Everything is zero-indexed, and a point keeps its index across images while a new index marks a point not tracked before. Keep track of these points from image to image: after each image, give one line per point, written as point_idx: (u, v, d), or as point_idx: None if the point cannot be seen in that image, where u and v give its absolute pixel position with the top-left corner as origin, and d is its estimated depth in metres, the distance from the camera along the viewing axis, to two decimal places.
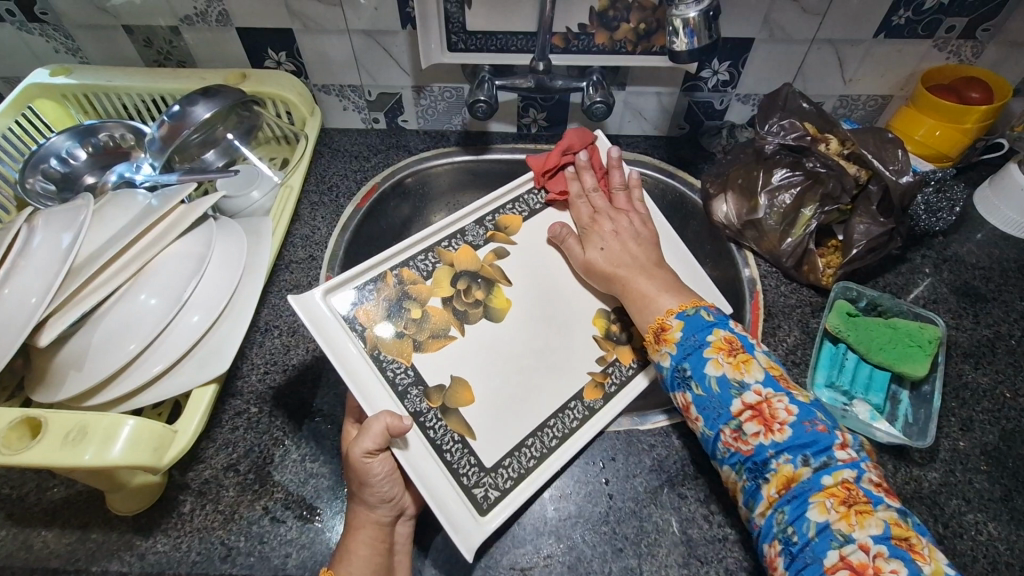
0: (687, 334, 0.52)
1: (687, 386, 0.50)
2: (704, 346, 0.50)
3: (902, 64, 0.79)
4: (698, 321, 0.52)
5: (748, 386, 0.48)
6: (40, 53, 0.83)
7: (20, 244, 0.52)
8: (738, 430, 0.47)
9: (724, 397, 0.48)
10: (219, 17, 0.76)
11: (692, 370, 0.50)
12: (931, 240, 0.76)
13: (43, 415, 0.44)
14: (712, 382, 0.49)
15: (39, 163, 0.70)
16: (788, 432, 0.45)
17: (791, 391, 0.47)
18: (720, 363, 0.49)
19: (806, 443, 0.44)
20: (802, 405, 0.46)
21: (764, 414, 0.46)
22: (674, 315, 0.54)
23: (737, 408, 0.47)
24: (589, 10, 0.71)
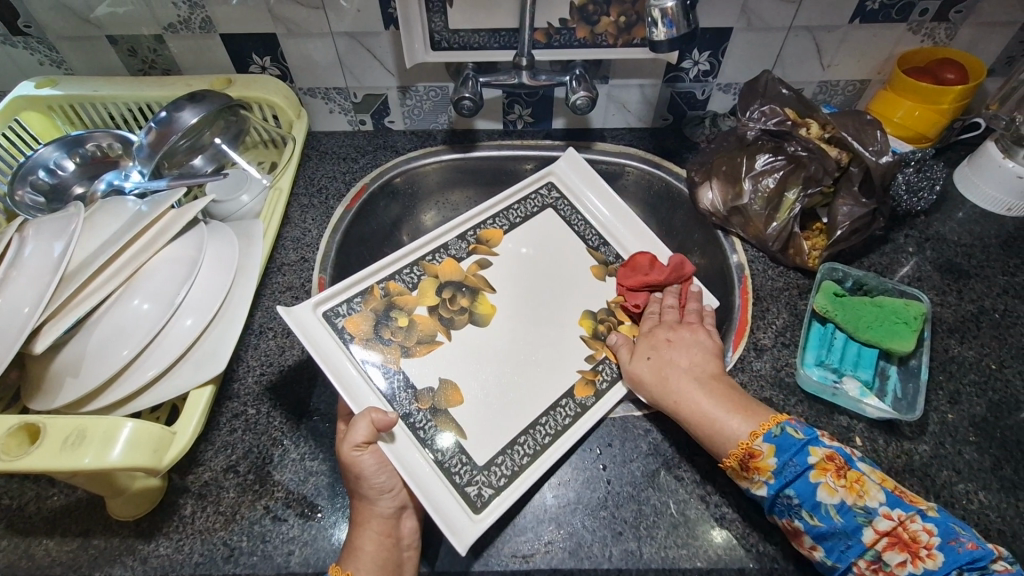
0: (783, 459, 0.50)
1: (796, 514, 0.48)
2: (807, 470, 0.49)
3: (878, 49, 0.80)
4: (789, 437, 0.50)
5: (875, 511, 0.47)
6: (23, 65, 0.83)
7: (11, 253, 0.52)
8: (875, 561, 0.46)
9: (849, 526, 0.47)
10: (203, 24, 0.76)
11: (799, 498, 0.48)
12: (913, 220, 0.77)
13: (42, 421, 0.45)
14: (832, 512, 0.47)
15: (27, 175, 0.70)
16: (938, 556, 0.45)
17: (919, 508, 0.47)
18: (832, 487, 0.48)
19: (960, 565, 0.44)
20: (938, 521, 0.46)
21: (905, 539, 0.46)
22: (760, 438, 0.51)
23: (869, 538, 0.46)
24: (570, 5, 0.72)
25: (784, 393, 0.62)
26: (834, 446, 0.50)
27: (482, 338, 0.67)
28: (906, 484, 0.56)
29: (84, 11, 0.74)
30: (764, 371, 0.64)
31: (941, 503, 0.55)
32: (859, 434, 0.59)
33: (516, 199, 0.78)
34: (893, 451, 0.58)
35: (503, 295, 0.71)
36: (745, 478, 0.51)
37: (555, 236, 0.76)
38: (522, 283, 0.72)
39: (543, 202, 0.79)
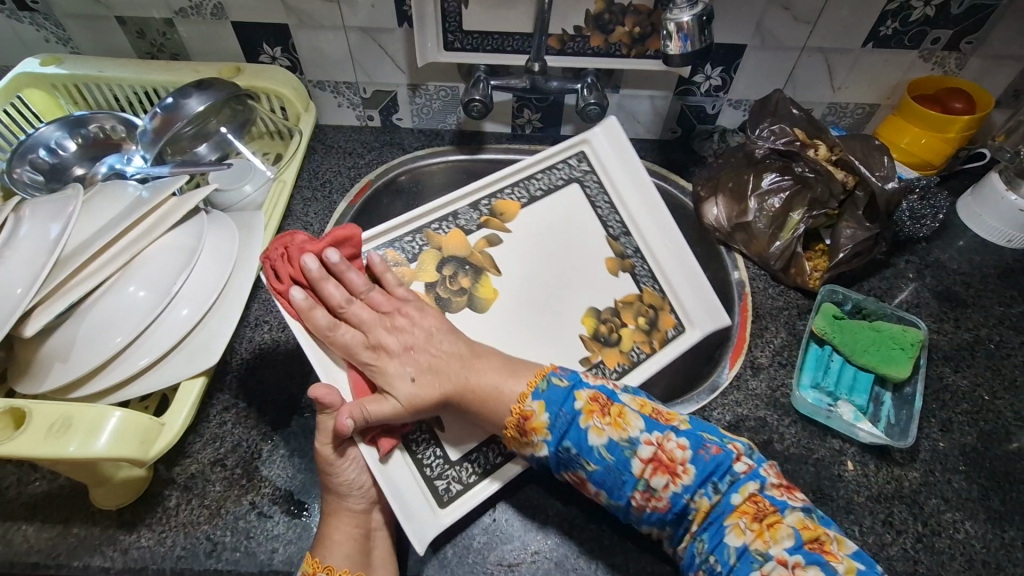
0: (553, 412, 0.51)
1: (579, 464, 0.50)
2: (577, 417, 0.50)
3: (889, 74, 0.80)
4: (557, 387, 0.52)
5: (637, 441, 0.48)
6: (30, 41, 0.82)
7: (6, 234, 0.51)
8: (645, 489, 0.48)
9: (619, 461, 0.48)
10: (215, 10, 0.75)
11: (575, 447, 0.49)
12: (915, 246, 0.77)
13: (27, 406, 0.44)
14: (602, 451, 0.49)
15: (27, 153, 0.70)
16: (691, 469, 0.47)
17: (673, 426, 0.49)
18: (599, 427, 0.49)
19: (711, 472, 0.47)
20: (688, 434, 0.49)
21: (664, 462, 0.48)
22: (529, 398, 0.52)
23: (637, 468, 0.48)
24: (585, 13, 0.72)
25: (778, 413, 0.62)
26: (608, 386, 0.53)
27: (475, 325, 0.64)
28: (894, 510, 0.56)
29: None
30: (759, 390, 0.63)
31: (929, 531, 0.55)
32: (851, 458, 0.59)
33: (542, 167, 0.73)
34: (883, 476, 0.58)
35: (510, 275, 0.68)
36: (521, 442, 0.52)
37: (579, 214, 0.72)
38: (531, 265, 0.69)
39: (571, 174, 0.74)
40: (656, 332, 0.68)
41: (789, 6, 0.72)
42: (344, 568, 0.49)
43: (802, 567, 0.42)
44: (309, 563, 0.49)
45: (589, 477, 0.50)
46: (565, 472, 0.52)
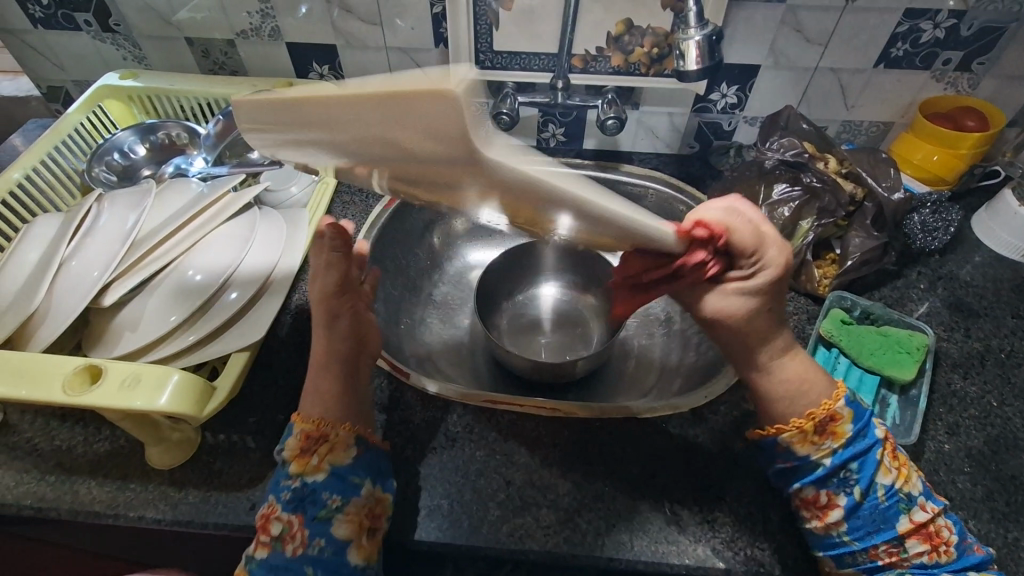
0: (858, 428, 0.52)
1: (848, 487, 0.51)
2: (874, 447, 0.51)
3: (901, 94, 0.83)
4: (858, 411, 0.53)
5: (915, 499, 0.50)
6: (109, 60, 0.93)
7: (89, 222, 0.59)
8: (896, 545, 0.49)
9: (891, 507, 0.50)
10: (272, 32, 0.85)
11: (859, 474, 0.51)
12: (927, 258, 0.79)
13: (106, 364, 0.50)
14: (881, 488, 0.50)
15: (104, 155, 0.79)
16: (953, 553, 0.49)
17: (943, 504, 0.51)
18: (887, 468, 0.51)
19: (967, 564, 0.49)
20: (957, 523, 0.51)
21: (933, 533, 0.49)
22: (841, 402, 0.53)
23: (903, 527, 0.49)
24: (607, 35, 0.78)
25: None
26: (846, 400, 0.53)
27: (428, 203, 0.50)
28: None
29: (167, 14, 0.85)
30: None
31: None
32: None
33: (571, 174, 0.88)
34: None
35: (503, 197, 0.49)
36: (811, 443, 0.52)
37: None
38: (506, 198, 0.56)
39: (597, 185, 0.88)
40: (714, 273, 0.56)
41: (800, 29, 0.77)
42: (346, 423, 0.54)
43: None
44: (308, 422, 0.54)
45: (846, 507, 0.50)
46: (807, 490, 0.52)
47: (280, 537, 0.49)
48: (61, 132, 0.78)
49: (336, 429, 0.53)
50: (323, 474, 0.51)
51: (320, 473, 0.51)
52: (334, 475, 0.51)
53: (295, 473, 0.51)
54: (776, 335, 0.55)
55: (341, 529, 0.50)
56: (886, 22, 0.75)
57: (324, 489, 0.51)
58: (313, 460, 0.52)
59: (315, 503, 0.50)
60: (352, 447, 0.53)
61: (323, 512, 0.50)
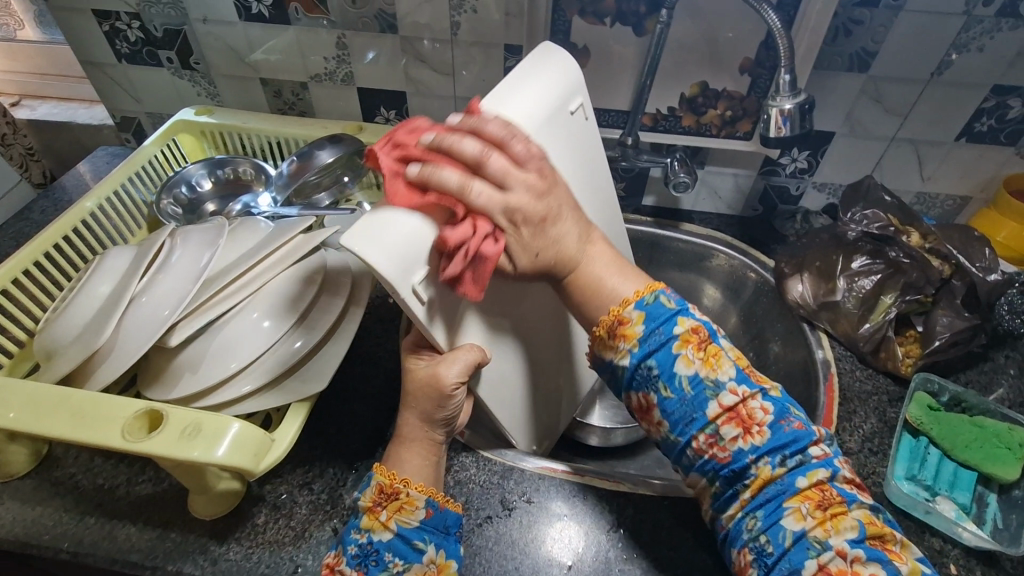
0: (651, 327, 0.49)
1: (654, 387, 0.49)
2: (672, 340, 0.48)
3: (982, 168, 0.81)
4: (656, 312, 0.50)
5: (723, 386, 0.47)
6: (184, 95, 0.96)
7: (162, 256, 0.59)
8: (713, 435, 0.47)
9: (697, 398, 0.47)
10: (345, 77, 0.88)
11: (659, 369, 0.48)
12: (1016, 342, 0.74)
13: (165, 409, 0.48)
14: (683, 382, 0.48)
15: (172, 188, 0.80)
16: (767, 434, 0.46)
17: (762, 388, 0.48)
18: (690, 359, 0.48)
19: (786, 443, 0.46)
20: (776, 403, 0.48)
21: (742, 416, 0.47)
22: (632, 306, 0.50)
23: (713, 412, 0.47)
24: (680, 95, 0.78)
25: None
26: (637, 305, 0.50)
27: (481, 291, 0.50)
28: None
29: (248, 55, 0.88)
30: None
31: None
32: (954, 562, 0.55)
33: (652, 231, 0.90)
34: None
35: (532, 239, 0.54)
36: (610, 347, 0.51)
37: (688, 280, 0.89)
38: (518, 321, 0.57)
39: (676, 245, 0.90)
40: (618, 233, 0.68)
41: (880, 98, 0.76)
42: (419, 482, 0.52)
43: (863, 563, 0.41)
44: (385, 474, 0.51)
45: (658, 405, 0.49)
46: (632, 395, 0.51)
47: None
48: (136, 163, 0.80)
49: (406, 485, 0.51)
50: (390, 534, 0.49)
51: (387, 532, 0.49)
52: (401, 536, 0.49)
53: (364, 527, 0.49)
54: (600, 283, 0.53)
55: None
56: (970, 97, 0.73)
57: (388, 549, 0.48)
58: (381, 516, 0.49)
59: (377, 564, 0.48)
60: (422, 509, 0.51)
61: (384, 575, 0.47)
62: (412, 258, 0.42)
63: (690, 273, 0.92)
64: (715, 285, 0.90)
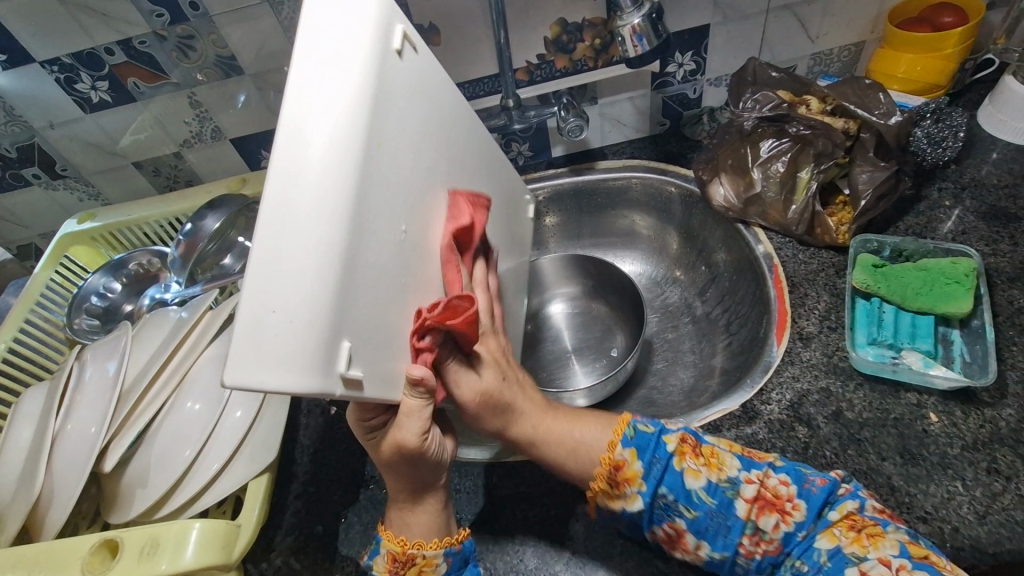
0: (648, 459, 0.51)
1: (678, 512, 0.50)
2: (669, 461, 0.51)
3: (865, 10, 0.78)
4: (643, 435, 0.52)
5: (737, 480, 0.49)
6: (67, 204, 0.92)
7: (73, 383, 0.56)
8: (752, 530, 0.48)
9: (721, 504, 0.49)
10: (213, 133, 0.84)
11: (674, 494, 0.50)
12: (945, 171, 0.73)
13: (120, 535, 0.47)
14: (701, 494, 0.49)
15: (82, 303, 0.77)
16: (801, 505, 0.48)
17: (768, 462, 0.50)
18: (696, 470, 0.50)
19: (818, 508, 0.47)
20: (788, 468, 0.50)
21: (769, 497, 0.48)
22: (620, 445, 0.52)
23: (743, 510, 0.49)
24: (544, 40, 0.75)
25: (841, 380, 0.59)
26: (625, 442, 0.52)
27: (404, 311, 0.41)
28: (998, 456, 0.52)
29: (109, 145, 0.84)
30: (815, 360, 0.61)
31: None
32: (933, 410, 0.55)
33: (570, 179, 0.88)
34: (975, 422, 0.54)
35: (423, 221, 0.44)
36: (618, 498, 0.51)
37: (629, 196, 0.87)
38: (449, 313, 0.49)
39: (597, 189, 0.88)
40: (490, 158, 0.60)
41: None
42: (431, 539, 0.51)
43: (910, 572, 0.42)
44: (395, 541, 0.51)
45: (688, 528, 0.49)
46: (657, 530, 0.51)
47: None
48: (34, 293, 0.76)
49: (421, 555, 0.50)
50: None
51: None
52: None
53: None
54: (523, 406, 0.52)
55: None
56: None
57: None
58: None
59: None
60: (443, 561, 0.51)
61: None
62: (316, 352, 0.32)
63: (621, 209, 0.90)
64: (647, 213, 0.89)
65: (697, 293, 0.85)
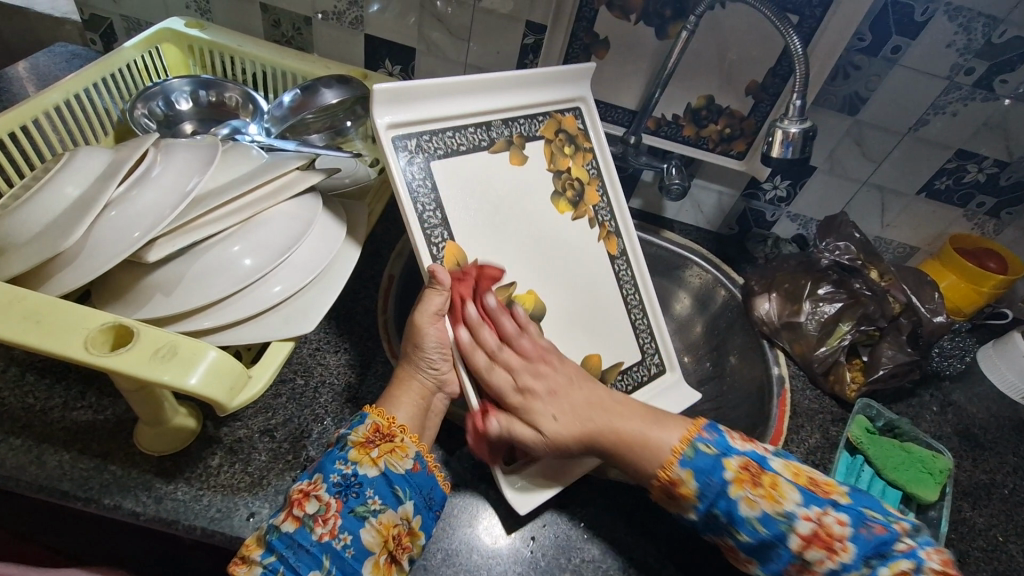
0: (702, 481, 0.50)
1: (730, 533, 0.50)
2: (726, 487, 0.49)
3: (933, 223, 0.89)
4: (715, 447, 0.52)
5: (795, 515, 0.48)
6: (170, 4, 0.88)
7: (142, 168, 0.54)
8: (799, 561, 0.47)
9: (774, 535, 0.48)
10: (354, 20, 0.84)
11: (726, 517, 0.49)
12: (939, 382, 0.82)
13: (138, 326, 0.44)
14: (755, 523, 0.48)
15: (149, 99, 0.74)
16: (850, 548, 0.46)
17: (832, 500, 0.49)
18: (752, 498, 0.49)
19: (872, 554, 0.46)
20: (848, 511, 0.48)
21: (823, 537, 0.47)
22: (678, 462, 0.51)
23: (794, 544, 0.47)
24: (686, 105, 0.81)
25: None
26: (692, 448, 0.52)
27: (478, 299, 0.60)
28: None
29: None
30: None
31: None
32: None
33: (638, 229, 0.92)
34: None
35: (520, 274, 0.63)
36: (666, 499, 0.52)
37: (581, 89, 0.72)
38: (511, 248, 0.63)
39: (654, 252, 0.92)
40: (581, 153, 0.73)
41: (861, 143, 0.82)
42: (412, 432, 0.53)
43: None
44: (382, 415, 0.52)
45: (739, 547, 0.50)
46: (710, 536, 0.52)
47: (311, 518, 0.45)
48: (112, 65, 0.72)
49: (402, 432, 0.52)
50: (376, 471, 0.49)
51: (373, 469, 0.49)
52: (385, 477, 0.49)
53: (350, 459, 0.48)
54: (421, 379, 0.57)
55: (369, 534, 0.46)
56: (937, 157, 0.81)
57: (371, 485, 0.48)
58: (372, 452, 0.49)
59: (356, 497, 0.47)
60: (411, 458, 0.51)
61: (360, 508, 0.47)
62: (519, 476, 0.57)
63: (663, 280, 0.94)
64: (688, 294, 0.92)
65: (694, 382, 0.88)
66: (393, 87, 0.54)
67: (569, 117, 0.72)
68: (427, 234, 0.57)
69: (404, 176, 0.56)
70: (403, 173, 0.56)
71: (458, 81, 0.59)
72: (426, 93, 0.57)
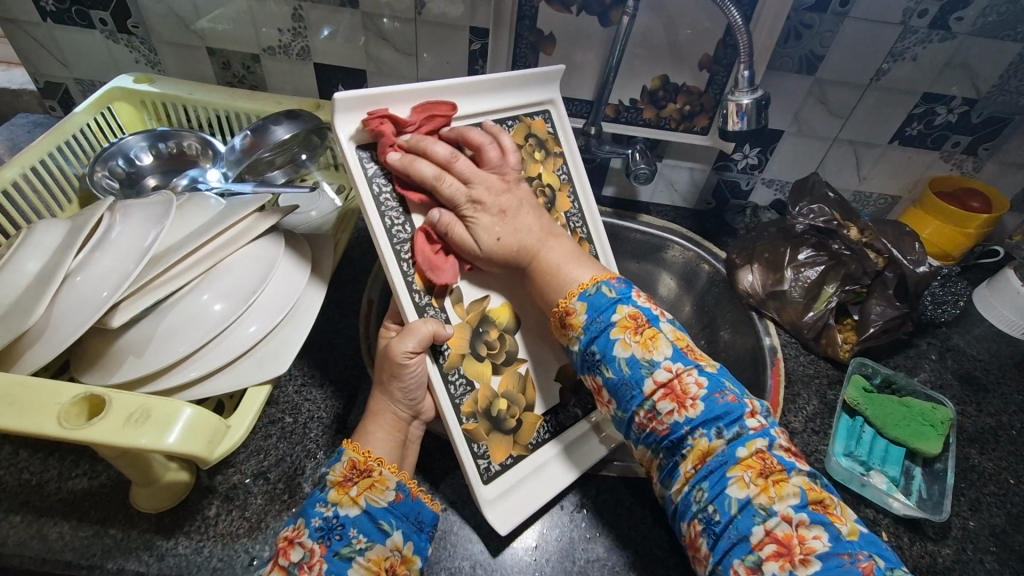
0: (593, 316, 0.54)
1: (599, 369, 0.53)
2: (610, 329, 0.53)
3: (911, 169, 0.88)
4: (598, 300, 0.55)
5: (657, 364, 0.50)
6: (120, 62, 0.88)
7: (100, 232, 0.54)
8: (650, 409, 0.50)
9: (635, 378, 0.51)
10: (301, 51, 0.84)
11: (602, 354, 0.53)
12: (935, 330, 0.81)
13: (109, 394, 0.45)
14: (623, 364, 0.51)
15: (108, 160, 0.74)
16: (699, 406, 0.48)
17: (697, 363, 0.51)
18: (627, 342, 0.52)
19: (719, 415, 0.48)
20: (711, 377, 0.50)
21: (676, 390, 0.49)
22: (577, 298, 0.56)
23: (649, 388, 0.50)
24: (642, 88, 0.80)
25: None
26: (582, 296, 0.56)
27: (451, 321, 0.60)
28: None
29: (191, 21, 0.81)
30: None
31: None
32: (885, 529, 0.59)
33: (613, 216, 0.92)
34: (917, 551, 0.58)
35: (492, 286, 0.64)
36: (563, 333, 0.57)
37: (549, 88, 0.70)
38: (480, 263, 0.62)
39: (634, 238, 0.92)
40: (552, 158, 0.71)
41: (825, 101, 0.80)
42: (390, 463, 0.53)
43: (807, 526, 0.42)
44: (357, 451, 0.52)
45: (608, 388, 0.53)
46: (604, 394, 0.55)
47: (297, 567, 0.45)
48: (66, 132, 0.73)
49: (379, 465, 0.52)
50: (357, 509, 0.48)
51: (355, 508, 0.48)
52: (368, 514, 0.49)
53: (330, 500, 0.48)
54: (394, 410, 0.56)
55: (357, 573, 0.46)
56: (903, 104, 0.79)
57: (354, 525, 0.48)
58: (351, 491, 0.49)
59: (341, 539, 0.47)
60: (392, 489, 0.51)
61: (346, 550, 0.46)
62: (500, 495, 0.57)
63: (646, 264, 0.94)
64: (673, 275, 0.92)
65: None
66: (353, 93, 0.53)
67: (540, 120, 0.70)
68: (394, 248, 0.56)
69: (368, 187, 0.55)
70: (367, 184, 0.55)
71: (426, 87, 0.58)
72: (395, 101, 0.56)
